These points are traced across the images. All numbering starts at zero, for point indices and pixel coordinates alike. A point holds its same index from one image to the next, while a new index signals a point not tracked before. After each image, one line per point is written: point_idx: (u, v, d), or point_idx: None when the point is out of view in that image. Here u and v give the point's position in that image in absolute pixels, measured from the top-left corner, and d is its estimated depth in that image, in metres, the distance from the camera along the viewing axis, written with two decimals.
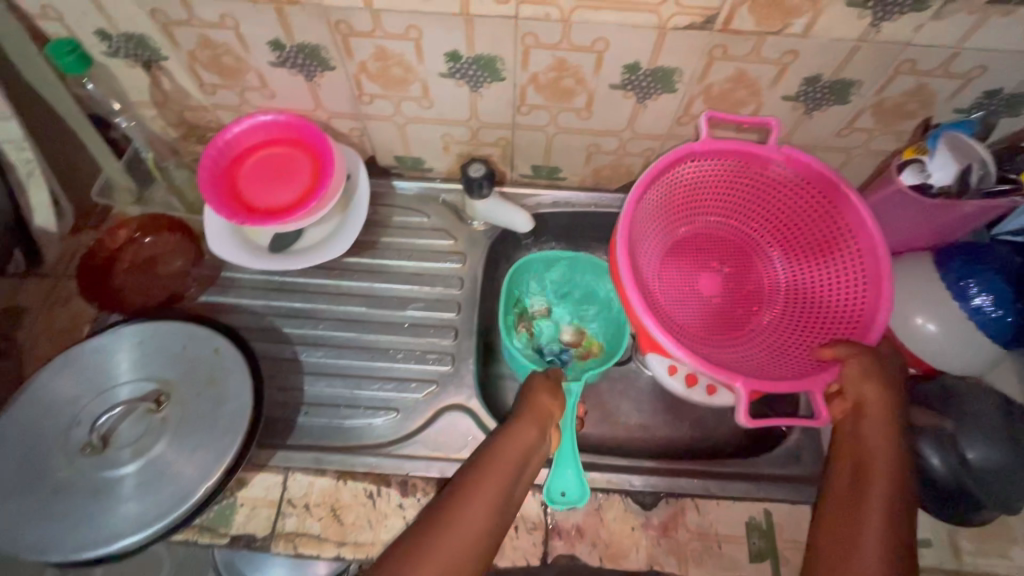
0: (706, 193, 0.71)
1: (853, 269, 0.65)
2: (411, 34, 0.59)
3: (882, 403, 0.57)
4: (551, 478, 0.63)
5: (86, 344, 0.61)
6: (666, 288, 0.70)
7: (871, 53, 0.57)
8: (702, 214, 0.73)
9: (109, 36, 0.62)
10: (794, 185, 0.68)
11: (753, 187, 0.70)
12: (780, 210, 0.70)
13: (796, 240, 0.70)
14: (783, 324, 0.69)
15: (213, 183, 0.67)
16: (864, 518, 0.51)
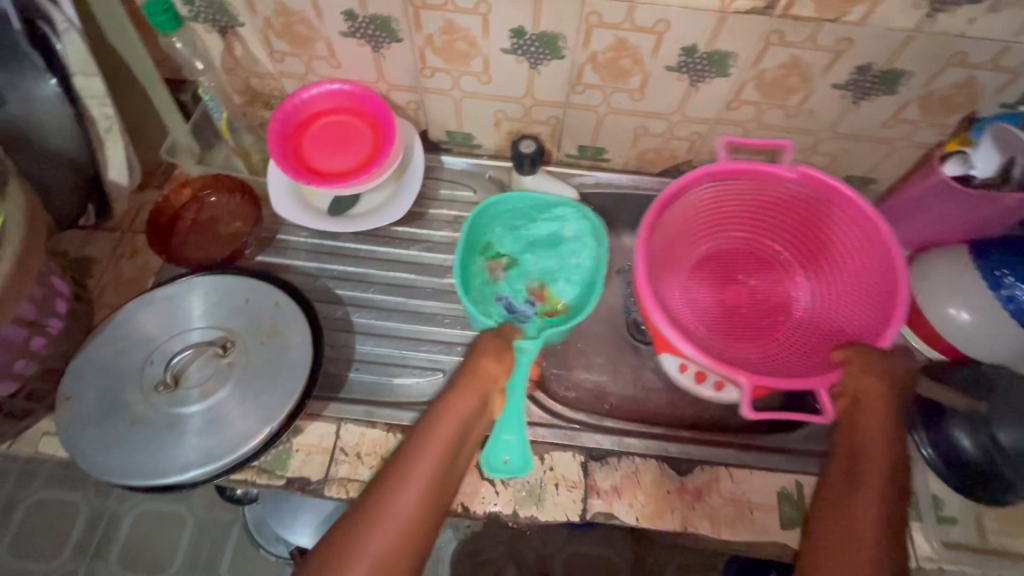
0: (728, 212, 0.74)
1: (871, 280, 0.66)
2: (481, 9, 0.62)
3: (879, 397, 0.56)
4: (495, 443, 0.65)
5: (161, 292, 0.66)
6: (694, 301, 0.73)
7: (924, 44, 0.59)
8: (726, 232, 0.76)
9: (192, 0, 0.66)
10: (811, 203, 0.70)
11: (773, 206, 0.73)
12: (801, 227, 0.72)
13: (819, 257, 0.72)
14: (805, 336, 0.71)
15: (280, 146, 0.71)
16: (858, 503, 0.50)
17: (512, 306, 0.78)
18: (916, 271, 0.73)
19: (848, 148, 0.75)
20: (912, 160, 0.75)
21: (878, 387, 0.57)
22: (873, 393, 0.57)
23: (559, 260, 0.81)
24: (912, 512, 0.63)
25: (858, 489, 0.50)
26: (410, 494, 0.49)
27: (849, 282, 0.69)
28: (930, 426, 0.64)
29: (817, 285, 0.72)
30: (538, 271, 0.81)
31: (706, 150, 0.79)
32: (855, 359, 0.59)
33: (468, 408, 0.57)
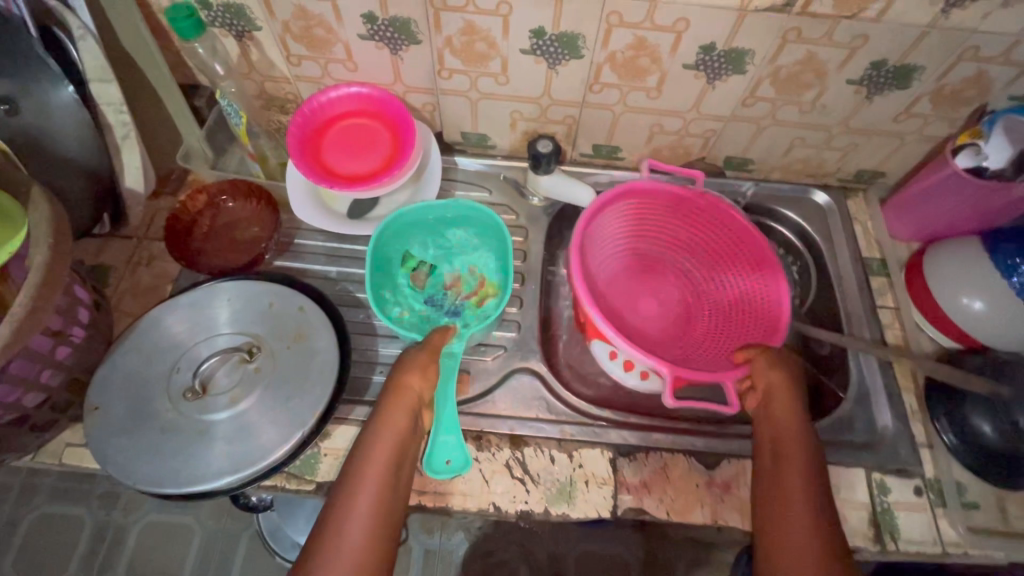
0: (646, 221, 0.79)
1: (773, 281, 0.72)
2: (501, 10, 0.63)
3: (784, 382, 0.62)
4: (433, 448, 0.62)
5: (184, 298, 0.65)
6: (626, 317, 0.76)
7: (938, 39, 0.61)
8: (646, 238, 0.80)
9: (210, 5, 0.65)
10: (720, 213, 0.76)
11: (687, 213, 0.78)
12: (711, 233, 0.78)
13: (727, 257, 0.77)
14: (716, 329, 0.75)
15: (300, 150, 0.70)
16: (789, 493, 0.54)
17: (439, 300, 0.74)
18: (929, 262, 0.74)
19: (860, 143, 0.76)
20: (923, 153, 0.77)
21: (785, 394, 0.62)
22: (783, 400, 0.61)
23: (477, 246, 0.77)
24: (937, 498, 0.64)
25: (785, 495, 0.54)
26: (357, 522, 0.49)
27: (743, 272, 0.76)
28: (950, 411, 0.66)
29: (712, 280, 0.78)
30: (456, 261, 0.77)
31: (720, 146, 0.80)
32: (762, 364, 0.64)
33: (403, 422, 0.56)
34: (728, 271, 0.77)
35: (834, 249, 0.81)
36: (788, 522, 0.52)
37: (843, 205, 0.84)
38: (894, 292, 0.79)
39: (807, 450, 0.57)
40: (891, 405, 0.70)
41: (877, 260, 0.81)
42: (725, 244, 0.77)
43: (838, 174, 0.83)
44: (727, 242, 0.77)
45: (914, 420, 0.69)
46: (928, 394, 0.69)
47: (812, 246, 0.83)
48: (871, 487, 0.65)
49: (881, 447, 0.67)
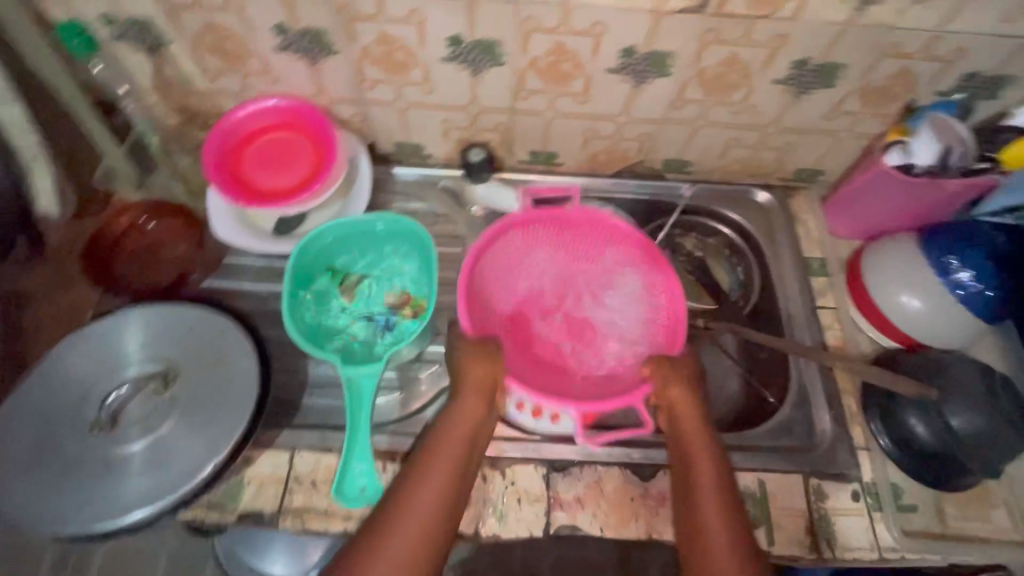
0: (529, 243, 0.72)
1: (659, 290, 0.69)
2: (414, 19, 0.61)
3: (687, 399, 0.61)
4: (346, 474, 0.59)
5: (95, 326, 0.63)
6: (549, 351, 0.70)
7: (858, 37, 0.60)
8: (530, 264, 0.73)
9: (114, 20, 0.63)
10: (596, 227, 0.70)
11: (563, 232, 0.72)
12: (591, 249, 0.72)
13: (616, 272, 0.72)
14: (612, 353, 0.70)
15: (218, 166, 0.68)
16: (705, 512, 0.53)
17: (364, 319, 0.72)
18: (867, 260, 0.73)
19: (795, 142, 0.75)
20: (859, 150, 0.76)
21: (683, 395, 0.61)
22: (686, 398, 0.61)
23: (406, 266, 0.74)
24: (874, 502, 0.64)
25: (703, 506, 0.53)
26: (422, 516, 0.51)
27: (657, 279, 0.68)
28: (885, 411, 0.65)
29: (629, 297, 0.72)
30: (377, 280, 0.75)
31: (657, 149, 0.78)
32: (664, 379, 0.62)
33: (473, 424, 0.58)
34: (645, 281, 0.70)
35: (776, 249, 0.80)
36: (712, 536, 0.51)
37: (786, 204, 0.83)
38: (835, 292, 0.78)
39: (718, 464, 0.56)
40: (831, 408, 0.69)
41: (819, 259, 0.80)
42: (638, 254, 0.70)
43: (779, 173, 0.82)
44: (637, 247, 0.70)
45: (853, 422, 0.68)
46: (865, 395, 0.68)
47: (755, 247, 0.82)
48: (809, 494, 0.64)
49: (820, 452, 0.66)
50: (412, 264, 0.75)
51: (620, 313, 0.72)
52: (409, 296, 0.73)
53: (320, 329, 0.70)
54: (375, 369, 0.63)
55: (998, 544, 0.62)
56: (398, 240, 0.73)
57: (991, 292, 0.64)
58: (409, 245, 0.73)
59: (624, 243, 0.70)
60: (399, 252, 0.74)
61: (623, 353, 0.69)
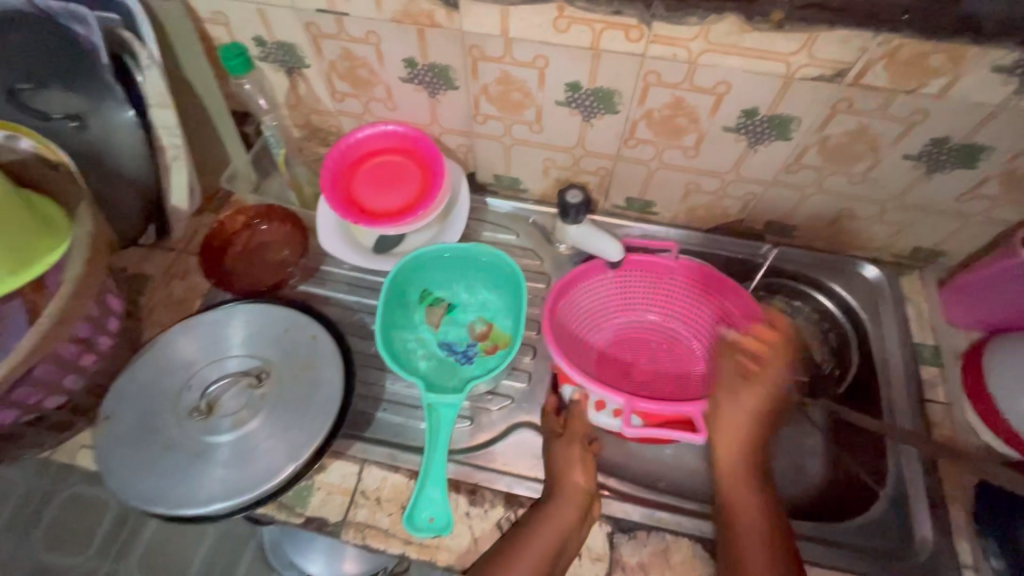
0: (638, 304, 0.79)
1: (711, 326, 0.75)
2: (538, 63, 0.62)
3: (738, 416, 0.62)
4: (418, 500, 0.61)
5: (205, 315, 0.68)
6: (620, 364, 0.77)
7: (1011, 121, 0.55)
8: (638, 318, 0.79)
9: (265, 42, 0.69)
10: (684, 283, 0.76)
11: (652, 285, 0.78)
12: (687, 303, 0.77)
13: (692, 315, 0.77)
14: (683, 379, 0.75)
15: (333, 182, 0.72)
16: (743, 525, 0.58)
17: (446, 345, 0.74)
18: (989, 358, 0.67)
19: (916, 220, 0.71)
20: (990, 236, 0.70)
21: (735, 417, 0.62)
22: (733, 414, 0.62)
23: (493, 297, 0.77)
24: None
25: (741, 530, 0.58)
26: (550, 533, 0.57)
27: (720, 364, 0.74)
28: (1000, 538, 0.60)
29: (701, 333, 0.77)
30: (466, 309, 0.76)
31: (760, 210, 0.76)
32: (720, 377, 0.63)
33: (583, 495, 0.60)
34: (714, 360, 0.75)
35: (880, 330, 0.75)
36: (749, 543, 0.56)
37: (895, 282, 0.78)
38: (947, 387, 0.71)
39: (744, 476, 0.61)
40: (933, 514, 0.62)
41: (931, 346, 0.73)
42: (688, 301, 0.77)
43: (891, 249, 0.77)
44: (711, 320, 0.75)
45: (960, 536, 0.61)
46: (977, 509, 0.62)
47: (855, 323, 0.77)
48: None
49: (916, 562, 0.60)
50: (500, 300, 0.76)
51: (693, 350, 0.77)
52: (493, 329, 0.75)
53: (413, 354, 0.72)
54: (454, 400, 0.64)
55: None
56: (490, 275, 0.76)
57: None
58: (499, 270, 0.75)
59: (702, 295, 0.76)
60: (490, 284, 0.76)
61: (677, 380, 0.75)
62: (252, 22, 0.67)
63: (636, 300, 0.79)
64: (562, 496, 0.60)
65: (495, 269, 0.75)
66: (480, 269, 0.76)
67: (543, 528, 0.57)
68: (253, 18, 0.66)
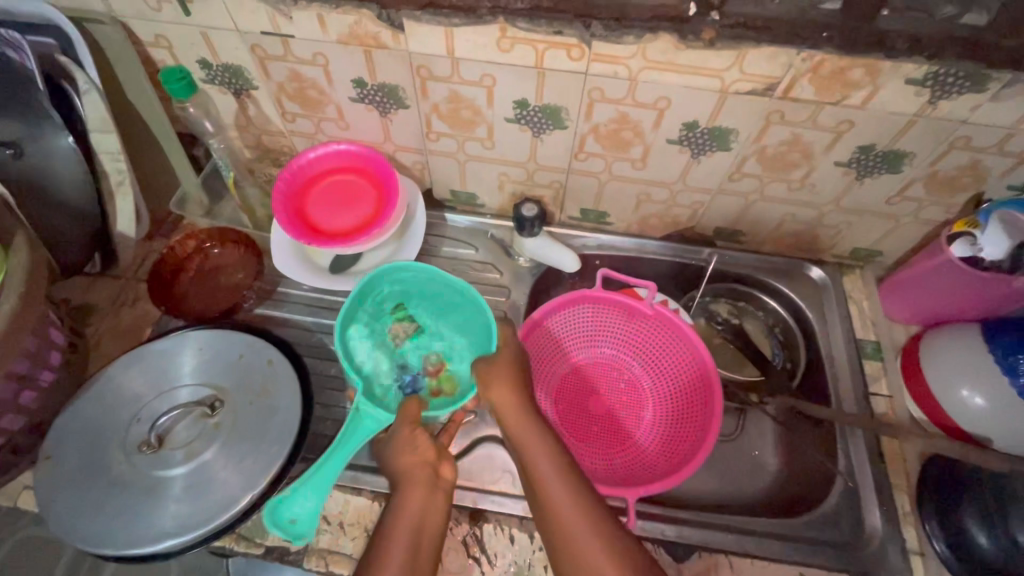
0: (603, 338, 0.78)
1: (671, 375, 0.75)
2: (485, 82, 0.63)
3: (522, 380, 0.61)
4: (284, 504, 0.59)
5: (155, 345, 0.66)
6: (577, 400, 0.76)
7: (928, 128, 0.59)
8: (602, 352, 0.78)
9: (210, 65, 0.68)
10: (653, 328, 0.75)
11: (621, 325, 0.77)
12: (653, 346, 0.76)
13: (656, 360, 0.76)
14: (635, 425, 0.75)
15: (285, 203, 0.71)
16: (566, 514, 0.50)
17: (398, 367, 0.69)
18: (925, 351, 0.70)
19: (852, 222, 0.74)
20: (920, 235, 0.74)
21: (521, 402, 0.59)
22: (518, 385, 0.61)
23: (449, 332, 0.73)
24: None
25: (554, 507, 0.51)
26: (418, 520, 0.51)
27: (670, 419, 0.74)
28: (942, 513, 0.63)
29: (659, 379, 0.76)
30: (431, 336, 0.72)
31: (709, 217, 0.79)
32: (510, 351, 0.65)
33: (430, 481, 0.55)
34: (663, 410, 0.75)
35: (826, 329, 0.78)
36: (561, 512, 0.51)
37: (839, 281, 0.81)
38: (889, 380, 0.74)
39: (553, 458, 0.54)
40: (881, 504, 0.65)
41: (872, 341, 0.77)
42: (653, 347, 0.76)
43: (832, 249, 0.81)
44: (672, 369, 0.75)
45: (906, 522, 0.64)
46: (920, 495, 0.65)
47: (803, 322, 0.80)
48: None
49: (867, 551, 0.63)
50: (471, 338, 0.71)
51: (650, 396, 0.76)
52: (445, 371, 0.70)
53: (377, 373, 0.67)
54: (377, 416, 0.62)
55: None
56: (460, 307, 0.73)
57: None
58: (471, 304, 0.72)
59: (668, 343, 0.75)
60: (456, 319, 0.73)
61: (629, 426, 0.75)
62: (196, 45, 0.66)
63: (602, 336, 0.78)
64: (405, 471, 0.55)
65: (465, 301, 0.72)
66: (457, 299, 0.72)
67: (403, 500, 0.53)
68: (196, 41, 0.65)
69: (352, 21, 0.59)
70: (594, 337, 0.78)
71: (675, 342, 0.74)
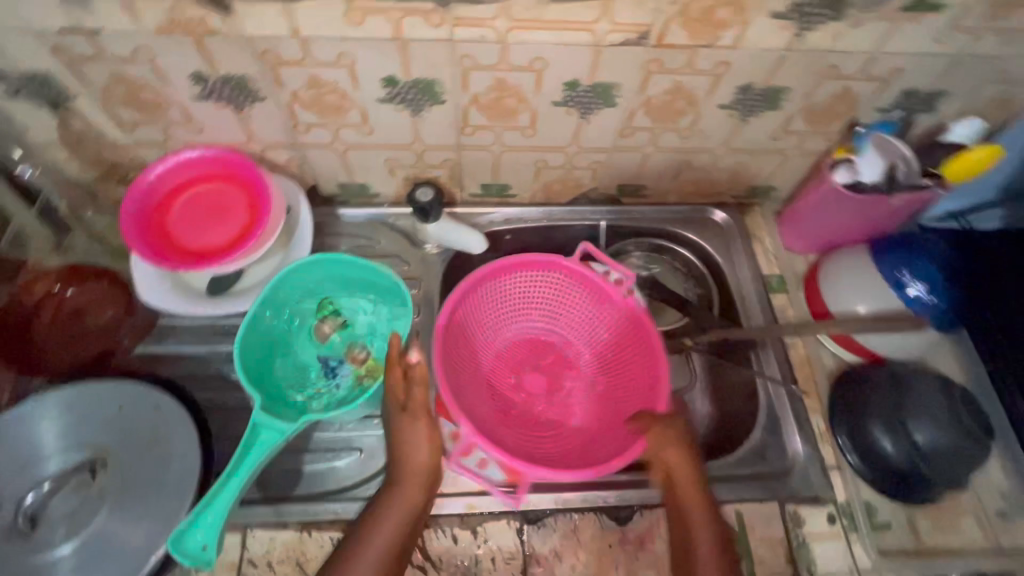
0: (563, 312, 0.73)
1: (625, 370, 0.70)
2: (344, 61, 0.57)
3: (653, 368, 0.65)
4: (187, 528, 0.49)
5: (6, 413, 0.56)
6: (521, 367, 0.73)
7: (799, 61, 0.59)
8: (561, 327, 0.74)
9: (8, 75, 0.57)
10: (620, 314, 0.71)
11: (586, 305, 0.72)
12: (614, 336, 0.71)
13: (614, 351, 0.71)
14: (572, 415, 0.70)
15: (139, 229, 0.62)
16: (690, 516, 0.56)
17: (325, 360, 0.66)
18: (826, 274, 0.74)
19: (745, 162, 0.75)
20: (809, 166, 0.76)
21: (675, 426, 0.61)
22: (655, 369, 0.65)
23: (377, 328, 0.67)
24: (851, 523, 0.64)
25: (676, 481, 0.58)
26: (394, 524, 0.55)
27: (597, 420, 0.70)
28: (853, 431, 0.66)
29: (612, 373, 0.72)
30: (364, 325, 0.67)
31: (610, 175, 0.77)
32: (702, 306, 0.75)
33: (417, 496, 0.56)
34: (601, 409, 0.70)
35: (736, 270, 0.80)
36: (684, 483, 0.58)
37: (741, 222, 0.83)
38: (797, 311, 0.77)
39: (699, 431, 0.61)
40: (801, 428, 0.69)
41: (778, 276, 0.80)
42: (609, 341, 0.72)
43: (731, 191, 0.82)
44: (625, 373, 0.70)
45: (823, 441, 0.68)
46: (833, 415, 0.68)
47: (713, 268, 0.81)
48: (786, 522, 0.64)
49: (793, 476, 0.66)
50: (394, 321, 0.67)
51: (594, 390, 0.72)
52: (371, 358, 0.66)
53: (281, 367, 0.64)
54: (282, 429, 0.54)
55: (971, 552, 0.62)
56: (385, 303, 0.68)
57: (944, 304, 0.66)
58: (392, 299, 0.67)
59: (632, 333, 0.70)
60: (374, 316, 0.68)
61: (563, 410, 0.71)
62: None
63: (558, 313, 0.74)
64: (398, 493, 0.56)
65: (385, 298, 0.68)
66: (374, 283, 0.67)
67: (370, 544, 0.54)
68: None
69: (168, 5, 0.51)
70: (556, 309, 0.74)
71: (639, 332, 0.69)
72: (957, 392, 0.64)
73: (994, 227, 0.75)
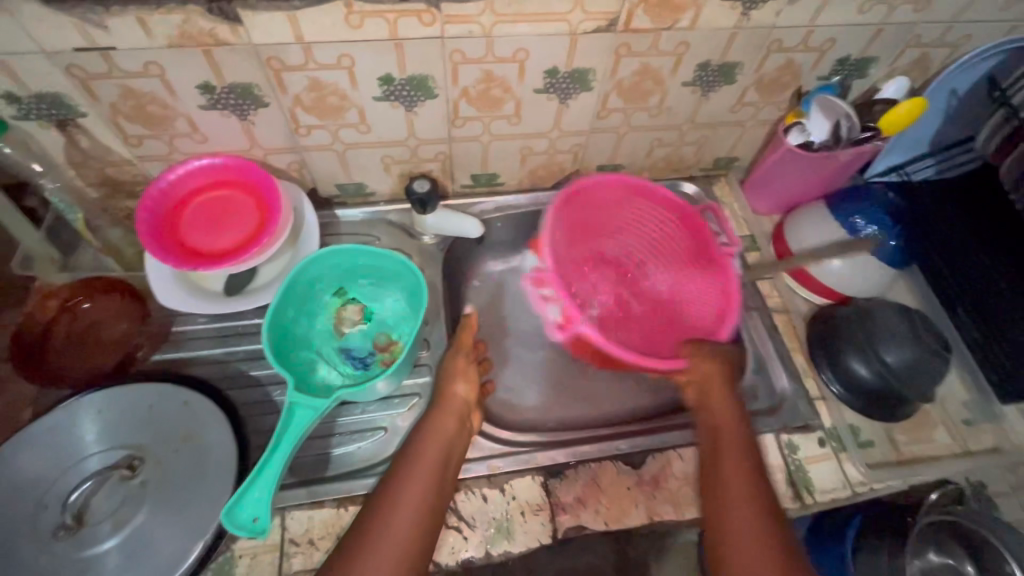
0: (654, 258, 0.82)
1: (693, 312, 0.77)
2: (343, 63, 0.62)
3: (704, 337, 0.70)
4: (244, 495, 0.54)
5: (44, 421, 0.59)
6: (610, 293, 0.82)
7: (747, 37, 0.67)
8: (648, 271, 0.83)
9: (18, 98, 0.59)
10: (709, 266, 0.77)
11: (692, 254, 0.79)
12: (694, 285, 0.78)
13: (690, 299, 0.78)
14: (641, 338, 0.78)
15: (154, 236, 0.65)
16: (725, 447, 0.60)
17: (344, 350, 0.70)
18: (790, 231, 0.82)
19: (709, 135, 0.83)
20: (764, 135, 0.85)
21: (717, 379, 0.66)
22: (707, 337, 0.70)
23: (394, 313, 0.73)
24: (838, 445, 0.71)
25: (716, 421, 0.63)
26: (416, 503, 0.54)
27: (661, 345, 0.77)
28: (832, 363, 0.73)
29: (683, 313, 0.79)
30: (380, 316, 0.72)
31: (590, 157, 0.84)
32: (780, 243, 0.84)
33: (452, 431, 0.62)
34: (667, 338, 0.77)
35: (711, 235, 0.87)
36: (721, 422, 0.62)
37: (710, 192, 0.91)
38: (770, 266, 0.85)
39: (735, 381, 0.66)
40: (785, 367, 0.76)
41: (748, 237, 0.88)
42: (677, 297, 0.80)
43: (699, 164, 0.90)
44: (693, 320, 0.77)
45: (806, 376, 0.76)
46: (811, 352, 0.76)
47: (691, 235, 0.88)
48: (782, 449, 0.70)
49: (784, 409, 0.73)
50: (405, 306, 0.72)
51: (669, 325, 0.79)
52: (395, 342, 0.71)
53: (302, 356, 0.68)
54: (318, 405, 0.58)
55: (944, 459, 0.72)
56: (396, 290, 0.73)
57: (894, 242, 0.74)
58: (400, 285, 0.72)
59: (713, 283, 0.75)
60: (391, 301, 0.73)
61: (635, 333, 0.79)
62: None
63: (649, 256, 0.83)
64: (429, 438, 0.60)
65: (395, 283, 0.73)
66: (388, 271, 0.72)
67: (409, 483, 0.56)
68: None
69: (179, 20, 0.54)
70: (657, 254, 0.82)
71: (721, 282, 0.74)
72: (916, 315, 0.70)
73: (930, 174, 0.85)
